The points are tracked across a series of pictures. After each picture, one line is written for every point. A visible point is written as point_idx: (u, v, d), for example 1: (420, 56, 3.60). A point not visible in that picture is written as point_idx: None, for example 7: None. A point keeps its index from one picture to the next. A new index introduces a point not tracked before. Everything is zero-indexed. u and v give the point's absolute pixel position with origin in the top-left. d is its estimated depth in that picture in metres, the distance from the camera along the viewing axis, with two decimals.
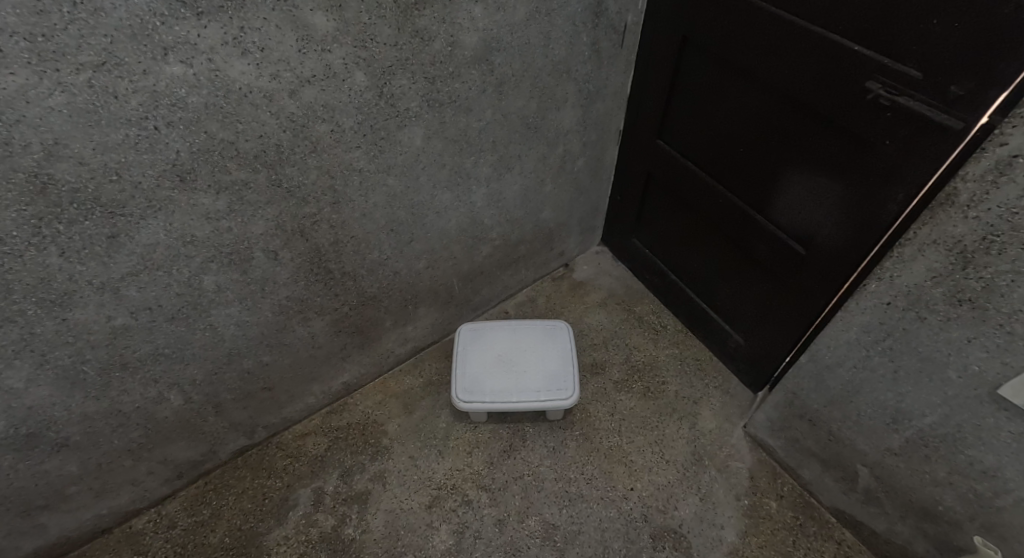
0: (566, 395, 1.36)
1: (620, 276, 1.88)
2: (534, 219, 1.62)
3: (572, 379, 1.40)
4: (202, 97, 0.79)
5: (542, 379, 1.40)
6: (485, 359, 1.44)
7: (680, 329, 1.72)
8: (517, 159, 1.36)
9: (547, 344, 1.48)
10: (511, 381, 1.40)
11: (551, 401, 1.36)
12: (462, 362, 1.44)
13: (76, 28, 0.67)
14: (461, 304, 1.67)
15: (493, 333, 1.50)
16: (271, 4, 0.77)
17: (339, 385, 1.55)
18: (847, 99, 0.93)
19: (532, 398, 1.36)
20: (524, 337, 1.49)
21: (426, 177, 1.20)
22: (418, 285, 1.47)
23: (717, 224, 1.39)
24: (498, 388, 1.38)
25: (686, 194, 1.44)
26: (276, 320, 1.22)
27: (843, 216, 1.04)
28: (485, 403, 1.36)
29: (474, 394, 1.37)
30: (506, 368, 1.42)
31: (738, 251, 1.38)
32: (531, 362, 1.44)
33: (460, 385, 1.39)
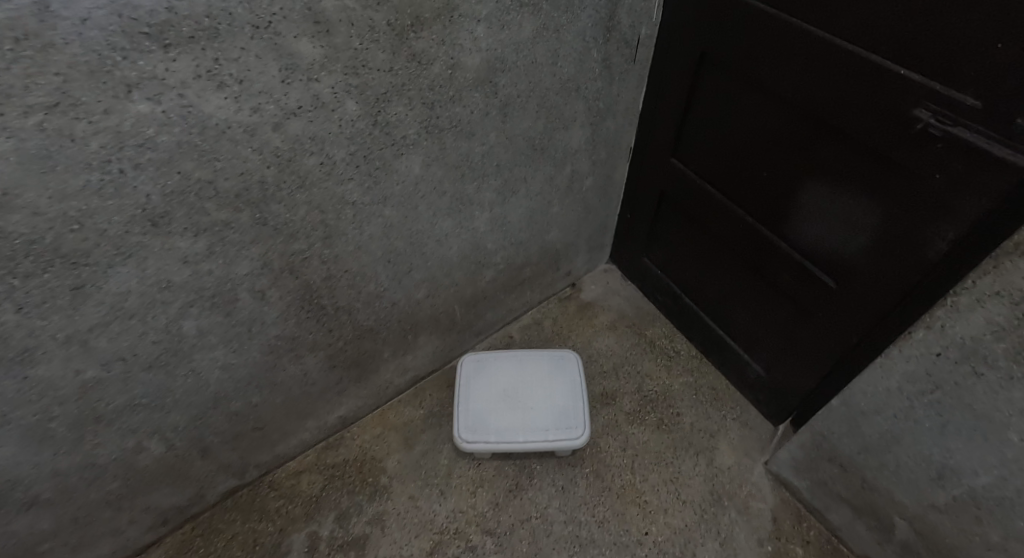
0: (575, 435, 1.28)
1: (630, 296, 1.79)
2: (540, 242, 1.53)
3: (581, 417, 1.31)
4: (173, 135, 0.71)
5: (550, 417, 1.32)
6: (489, 393, 1.36)
7: (694, 355, 1.63)
8: (523, 183, 1.28)
9: (555, 376, 1.39)
10: (517, 418, 1.32)
11: (559, 441, 1.28)
12: (465, 396, 1.36)
13: (21, 65, 0.58)
14: (464, 330, 1.59)
15: (498, 363, 1.42)
16: (250, 31, 0.69)
17: (335, 419, 1.47)
18: (890, 127, 0.85)
19: (540, 438, 1.28)
20: (530, 369, 1.41)
21: (426, 206, 1.11)
22: (418, 314, 1.38)
23: (736, 250, 1.31)
24: (504, 426, 1.30)
25: (702, 216, 1.35)
26: (266, 360, 1.14)
27: (881, 250, 0.96)
28: (490, 443, 1.28)
29: (478, 433, 1.29)
30: (512, 403, 1.34)
31: (760, 279, 1.29)
32: (538, 397, 1.35)
33: (463, 423, 1.31)
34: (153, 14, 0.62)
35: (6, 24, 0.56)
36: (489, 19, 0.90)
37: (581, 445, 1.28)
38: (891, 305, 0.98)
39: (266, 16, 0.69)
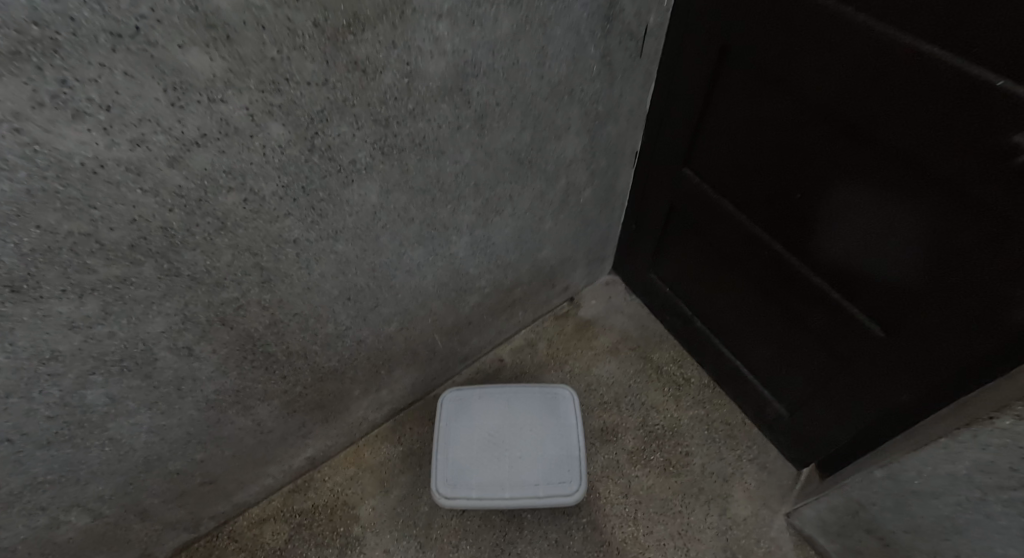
0: (569, 491, 1.14)
1: (634, 313, 1.62)
2: (532, 260, 1.35)
3: (577, 468, 1.17)
4: (19, 182, 0.53)
5: (539, 467, 1.17)
6: (473, 438, 1.21)
7: (705, 383, 1.46)
8: (508, 200, 1.10)
9: (547, 418, 1.24)
10: (503, 469, 1.17)
11: (550, 498, 1.14)
12: (446, 441, 1.21)
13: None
14: (447, 358, 1.42)
15: (484, 402, 1.27)
16: (107, 39, 0.51)
17: (302, 461, 1.31)
18: (982, 153, 0.67)
19: (528, 494, 1.14)
20: (520, 409, 1.25)
21: (389, 235, 0.94)
22: (391, 347, 1.22)
23: (755, 278, 1.12)
24: (487, 479, 1.16)
25: (716, 236, 1.16)
26: (206, 417, 0.97)
27: (952, 298, 0.78)
28: (471, 499, 1.14)
29: (458, 486, 1.15)
30: (498, 450, 1.19)
31: (782, 314, 1.10)
32: (528, 444, 1.20)
33: (442, 475, 1.16)
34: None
35: None
36: (454, 14, 0.72)
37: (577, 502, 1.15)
38: (963, 360, 0.81)
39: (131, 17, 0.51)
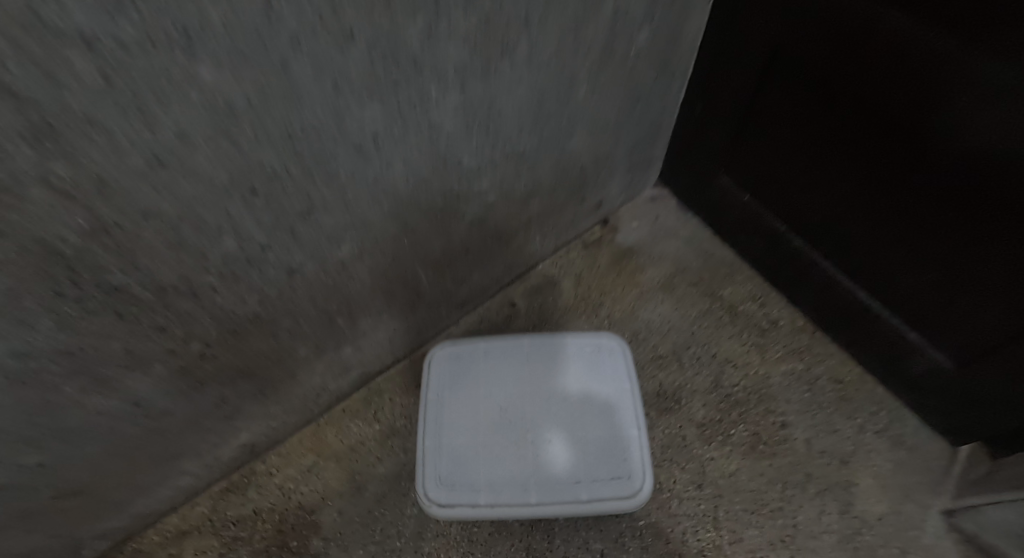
0: (626, 492, 0.75)
1: (691, 237, 1.20)
2: (555, 152, 0.92)
3: (636, 456, 0.77)
4: None
5: (579, 456, 0.77)
6: (476, 414, 0.81)
7: (799, 326, 1.05)
8: (523, 31, 0.66)
9: (588, 382, 0.83)
10: (524, 460, 0.77)
11: (597, 502, 0.75)
12: (438, 419, 0.81)
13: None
14: (437, 300, 1.02)
15: (493, 359, 0.86)
16: None
17: (236, 450, 0.93)
18: None
19: (563, 498, 0.75)
20: (546, 368, 0.85)
21: (310, 67, 0.52)
22: (348, 283, 0.81)
23: (946, 147, 0.67)
24: (501, 476, 0.77)
25: (867, 88, 0.71)
26: (23, 401, 0.57)
27: None
28: (476, 508, 0.75)
29: (456, 487, 0.76)
30: (515, 432, 0.79)
31: (996, 210, 0.66)
32: (560, 420, 0.80)
33: (432, 471, 0.77)
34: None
35: None
36: None
37: (637, 507, 0.76)
38: None
39: None
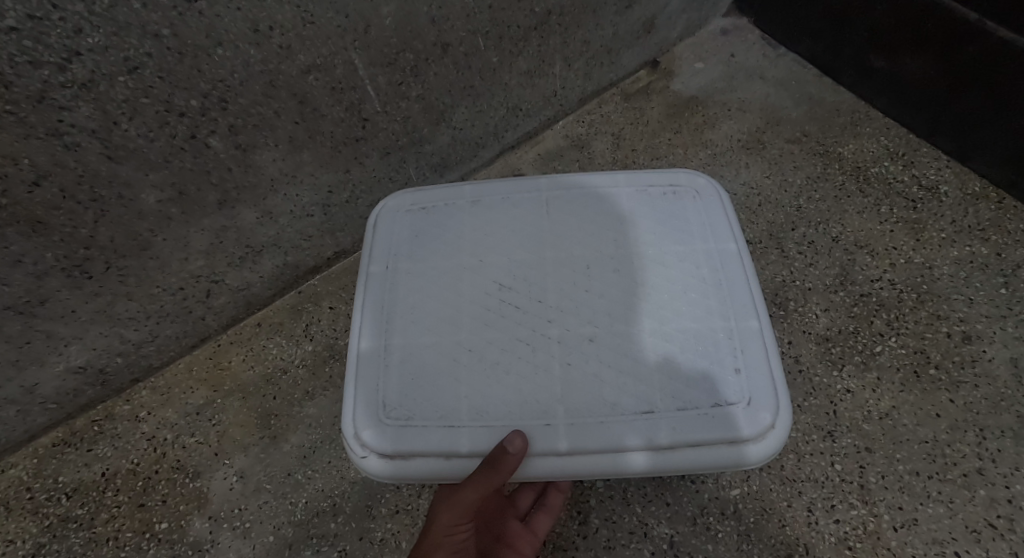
0: (738, 433, 0.36)
1: (784, 78, 0.81)
2: None
3: (758, 366, 0.37)
4: None
5: (648, 365, 0.37)
6: (452, 289, 0.41)
7: (973, 193, 0.67)
8: None
9: (673, 235, 0.42)
10: (542, 373, 0.38)
11: (689, 454, 0.36)
12: (381, 301, 0.41)
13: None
14: (401, 144, 0.64)
15: (484, 200, 0.45)
16: None
17: (64, 377, 0.57)
18: None
19: (620, 446, 0.36)
20: (581, 210, 0.44)
21: None
22: (214, 55, 0.43)
23: None
24: (496, 403, 0.37)
25: None
26: None
27: None
28: (452, 463, 0.37)
29: (412, 426, 0.37)
30: (526, 321, 0.40)
31: None
32: (612, 300, 0.40)
33: (369, 395, 0.39)
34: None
35: None
36: None
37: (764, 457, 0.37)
38: None
39: None
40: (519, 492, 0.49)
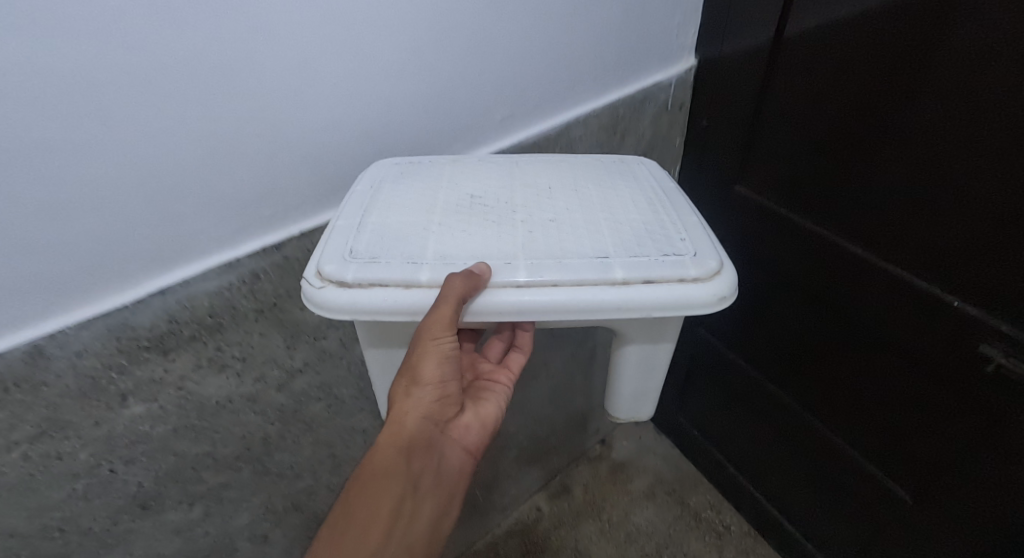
0: (692, 273, 0.55)
1: (667, 453, 1.63)
2: (566, 412, 1.39)
3: (702, 242, 0.58)
4: (169, 424, 0.65)
5: (604, 238, 0.58)
6: (430, 199, 0.61)
7: (748, 532, 1.44)
8: (544, 366, 1.17)
9: (639, 205, 0.63)
10: (505, 234, 0.57)
11: (641, 286, 0.54)
12: (367, 194, 0.61)
13: (8, 411, 0.53)
14: (487, 512, 1.41)
15: (467, 164, 0.67)
16: (253, 313, 0.64)
17: None
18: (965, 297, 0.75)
19: (581, 280, 0.54)
20: (548, 166, 0.69)
21: None
22: None
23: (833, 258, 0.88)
24: (459, 253, 0.55)
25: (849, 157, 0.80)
26: None
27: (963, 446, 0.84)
28: (412, 291, 0.53)
29: (376, 263, 0.54)
30: (497, 213, 0.60)
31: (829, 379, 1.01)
32: (569, 217, 0.60)
33: (338, 248, 0.55)
34: (119, 317, 0.55)
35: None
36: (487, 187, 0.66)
37: (720, 300, 0.56)
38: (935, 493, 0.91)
39: (269, 297, 0.64)
40: (490, 348, 0.74)
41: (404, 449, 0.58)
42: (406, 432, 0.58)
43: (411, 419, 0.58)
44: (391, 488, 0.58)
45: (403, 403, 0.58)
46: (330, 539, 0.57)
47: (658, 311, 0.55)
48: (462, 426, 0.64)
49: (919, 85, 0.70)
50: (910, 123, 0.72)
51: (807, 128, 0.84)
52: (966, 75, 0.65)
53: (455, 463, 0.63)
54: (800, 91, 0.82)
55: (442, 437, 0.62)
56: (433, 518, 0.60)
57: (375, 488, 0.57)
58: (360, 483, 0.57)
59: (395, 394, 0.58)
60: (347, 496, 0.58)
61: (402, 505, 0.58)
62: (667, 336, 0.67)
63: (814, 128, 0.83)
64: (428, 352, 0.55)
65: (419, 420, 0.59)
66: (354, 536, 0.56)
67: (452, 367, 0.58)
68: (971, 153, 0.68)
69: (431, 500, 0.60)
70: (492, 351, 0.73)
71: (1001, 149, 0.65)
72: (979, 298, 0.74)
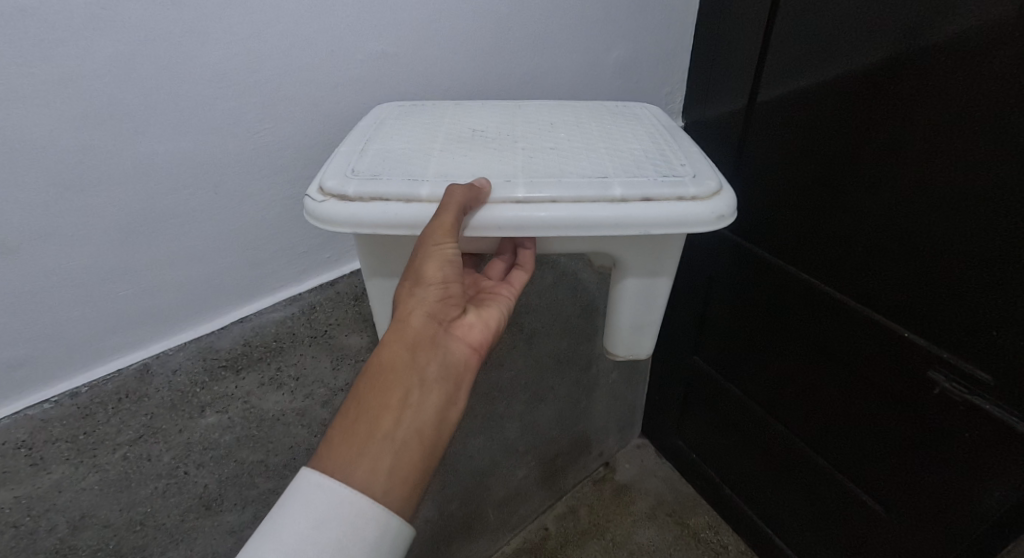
0: (691, 191, 0.53)
1: (667, 475, 1.72)
2: (572, 434, 1.49)
3: (702, 168, 0.56)
4: (234, 433, 0.76)
5: (604, 160, 0.56)
6: (433, 130, 0.61)
7: (745, 551, 1.53)
8: (550, 390, 1.28)
9: (640, 137, 0.61)
10: (506, 157, 0.56)
11: (641, 202, 0.52)
12: (370, 128, 0.61)
13: (119, 416, 0.66)
14: (497, 531, 1.49)
15: (472, 107, 0.67)
16: (308, 339, 0.76)
17: None
18: (922, 315, 0.86)
19: (580, 197, 0.52)
20: (552, 108, 0.68)
21: (458, 429, 1.13)
22: (449, 524, 1.30)
23: (814, 257, 0.98)
24: (459, 171, 0.54)
25: (831, 159, 0.88)
26: None
27: (924, 453, 0.94)
28: (412, 205, 0.51)
29: (379, 179, 0.53)
30: (497, 141, 0.59)
31: (808, 380, 1.10)
32: (571, 144, 0.59)
33: (340, 168, 0.54)
34: (207, 342, 0.68)
35: (111, 390, 0.64)
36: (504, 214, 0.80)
37: (721, 220, 0.54)
38: (901, 493, 1.01)
39: (322, 325, 0.76)
40: (491, 266, 0.67)
41: (411, 345, 0.53)
42: (413, 330, 0.53)
43: (417, 316, 0.54)
44: (399, 383, 0.52)
45: (408, 303, 0.54)
46: (338, 437, 0.51)
47: (659, 229, 0.53)
48: (466, 323, 0.58)
49: (877, 149, 0.81)
50: (874, 159, 0.82)
51: (785, 181, 0.96)
52: (921, 132, 0.75)
53: (461, 361, 0.56)
54: (784, 131, 0.92)
55: (447, 335, 0.56)
56: (441, 413, 0.54)
57: (382, 385, 0.52)
58: (369, 380, 0.53)
59: (399, 296, 0.54)
60: (354, 395, 0.53)
61: (408, 401, 0.52)
62: (667, 269, 0.65)
63: (794, 179, 0.94)
64: (433, 255, 0.51)
65: (424, 317, 0.54)
66: (363, 433, 0.51)
67: (457, 265, 0.53)
68: (919, 211, 0.80)
69: (437, 394, 0.54)
70: (493, 270, 0.66)
71: (944, 207, 0.77)
72: (937, 329, 0.85)
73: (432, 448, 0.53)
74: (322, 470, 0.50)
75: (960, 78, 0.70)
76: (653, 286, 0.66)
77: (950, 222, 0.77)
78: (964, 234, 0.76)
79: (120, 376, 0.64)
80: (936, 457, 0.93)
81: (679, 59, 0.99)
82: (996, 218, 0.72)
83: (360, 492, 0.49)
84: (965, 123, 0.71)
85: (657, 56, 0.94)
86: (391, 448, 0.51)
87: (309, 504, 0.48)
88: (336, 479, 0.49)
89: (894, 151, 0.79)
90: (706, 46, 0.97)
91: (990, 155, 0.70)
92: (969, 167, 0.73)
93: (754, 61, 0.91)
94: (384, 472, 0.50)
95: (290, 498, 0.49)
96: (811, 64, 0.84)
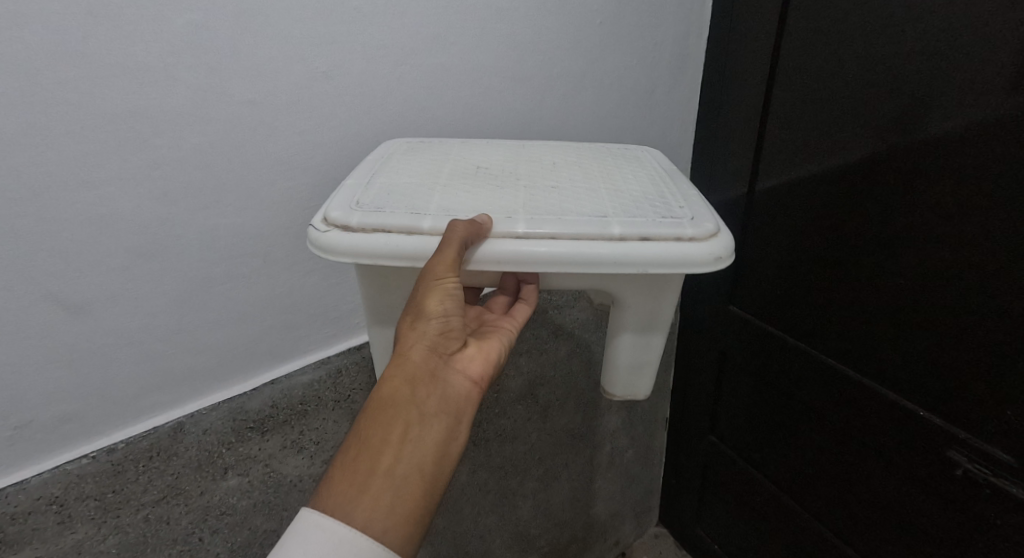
0: (689, 233, 0.57)
1: None
2: (587, 517, 1.45)
3: (699, 210, 0.61)
4: (251, 499, 0.77)
5: (603, 201, 0.60)
6: (438, 167, 0.66)
7: None
8: (564, 467, 1.26)
9: (638, 179, 0.66)
10: (508, 194, 0.61)
11: (638, 239, 0.56)
12: (377, 161, 0.66)
13: (148, 474, 0.68)
14: None
15: (474, 146, 0.73)
16: (331, 403, 0.79)
17: None
18: (935, 385, 0.87)
19: (579, 234, 0.56)
20: (552, 150, 0.74)
21: (470, 506, 1.11)
22: None
23: (822, 322, 1.00)
24: (462, 208, 0.58)
25: (829, 222, 0.92)
26: None
27: (950, 534, 0.92)
28: (414, 237, 0.55)
29: (382, 212, 0.57)
30: (499, 179, 0.64)
31: (825, 448, 1.08)
32: (569, 184, 0.64)
33: (345, 200, 0.59)
34: (239, 402, 0.72)
35: (144, 446, 0.67)
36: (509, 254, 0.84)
37: (717, 261, 0.58)
38: None
39: (345, 390, 0.79)
40: (493, 301, 0.70)
41: (411, 380, 0.55)
42: (412, 363, 0.56)
43: (417, 349, 0.56)
44: (399, 418, 0.54)
45: (409, 337, 0.56)
46: (339, 476, 0.53)
47: (658, 267, 0.57)
48: (467, 357, 0.60)
49: (875, 219, 0.86)
50: (872, 222, 0.87)
51: (788, 248, 1.01)
52: (917, 199, 0.81)
53: (462, 394, 0.58)
54: (782, 200, 0.98)
55: (447, 368, 0.58)
56: (440, 447, 0.55)
57: (383, 420, 0.54)
58: (370, 417, 0.55)
59: (401, 331, 0.57)
60: (357, 431, 0.55)
61: (408, 436, 0.54)
62: (661, 325, 0.70)
63: (797, 251, 0.99)
64: (434, 288, 0.54)
65: (424, 351, 0.56)
66: (364, 470, 0.53)
67: (458, 300, 0.57)
68: (921, 279, 0.83)
69: (437, 428, 0.55)
70: (495, 305, 0.69)
71: (945, 274, 0.81)
72: (952, 402, 0.86)
73: (432, 483, 0.55)
74: (323, 509, 0.52)
75: (950, 156, 0.76)
76: (650, 340, 0.71)
77: (952, 290, 0.81)
78: (970, 303, 0.79)
79: (154, 432, 0.67)
80: (967, 538, 0.90)
81: (684, 149, 1.08)
82: (995, 285, 0.76)
83: (359, 530, 0.51)
84: (956, 197, 0.77)
85: (664, 145, 1.03)
86: (391, 486, 0.53)
87: (307, 546, 0.49)
88: (336, 519, 0.51)
89: (889, 216, 0.84)
90: (707, 135, 1.06)
91: (983, 224, 0.75)
92: (966, 238, 0.77)
93: (752, 149, 0.99)
94: (384, 511, 0.52)
95: (289, 543, 0.50)
96: (806, 146, 0.92)
